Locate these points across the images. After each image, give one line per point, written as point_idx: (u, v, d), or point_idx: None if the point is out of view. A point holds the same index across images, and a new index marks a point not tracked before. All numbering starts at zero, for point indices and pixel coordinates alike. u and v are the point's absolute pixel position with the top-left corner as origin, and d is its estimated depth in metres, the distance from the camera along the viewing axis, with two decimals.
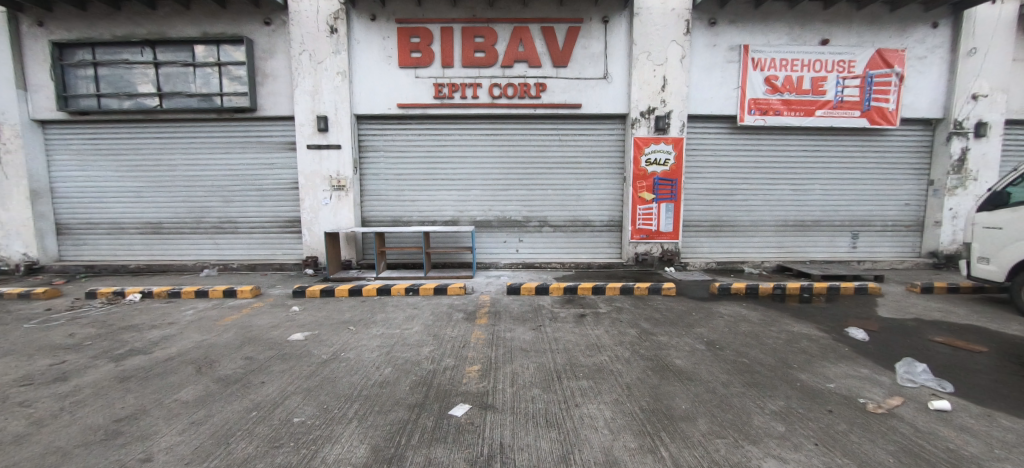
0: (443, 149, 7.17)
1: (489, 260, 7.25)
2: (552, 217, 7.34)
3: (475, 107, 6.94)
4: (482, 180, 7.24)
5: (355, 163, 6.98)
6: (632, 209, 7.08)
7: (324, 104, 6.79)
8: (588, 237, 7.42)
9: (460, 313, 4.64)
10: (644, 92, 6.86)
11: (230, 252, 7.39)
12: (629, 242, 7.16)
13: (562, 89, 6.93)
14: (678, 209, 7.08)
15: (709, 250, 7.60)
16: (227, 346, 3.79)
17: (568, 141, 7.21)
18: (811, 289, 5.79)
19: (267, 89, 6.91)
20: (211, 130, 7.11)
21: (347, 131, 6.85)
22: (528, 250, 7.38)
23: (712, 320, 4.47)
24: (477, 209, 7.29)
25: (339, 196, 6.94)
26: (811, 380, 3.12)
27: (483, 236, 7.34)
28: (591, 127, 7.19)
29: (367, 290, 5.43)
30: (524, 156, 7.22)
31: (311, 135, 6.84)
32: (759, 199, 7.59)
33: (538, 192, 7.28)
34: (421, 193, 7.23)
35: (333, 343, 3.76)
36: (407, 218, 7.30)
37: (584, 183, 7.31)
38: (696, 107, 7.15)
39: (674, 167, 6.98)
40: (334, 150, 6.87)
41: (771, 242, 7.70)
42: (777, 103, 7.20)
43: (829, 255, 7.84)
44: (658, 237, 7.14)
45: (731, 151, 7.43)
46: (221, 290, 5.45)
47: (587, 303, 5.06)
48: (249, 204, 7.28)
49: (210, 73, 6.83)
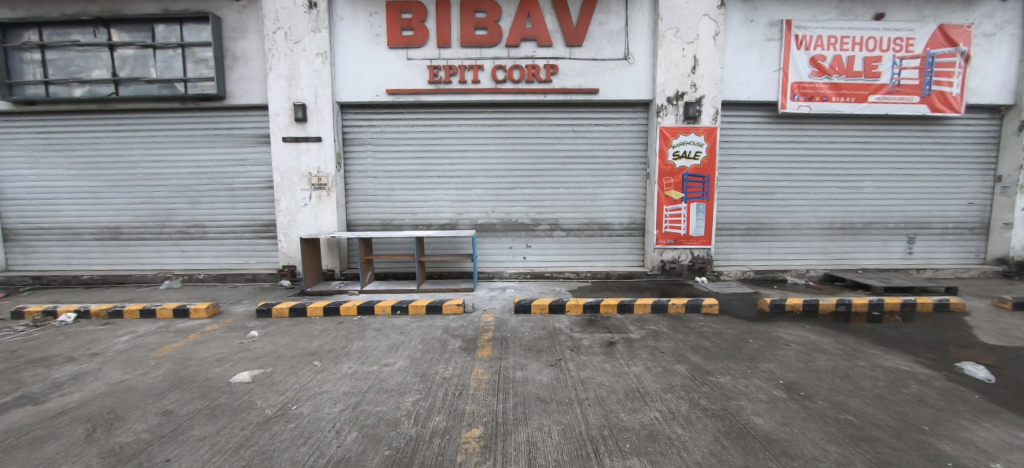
0: (440, 142, 6.26)
1: (492, 270, 6.30)
2: (563, 219, 6.40)
3: (475, 93, 6.02)
4: (484, 177, 6.32)
5: (338, 158, 6.07)
6: (657, 211, 6.12)
7: (301, 91, 5.91)
8: (605, 242, 6.47)
9: (457, 340, 3.68)
10: (669, 75, 5.94)
11: (198, 261, 6.50)
12: (654, 248, 6.20)
13: (576, 72, 6.00)
14: (711, 210, 6.12)
15: (744, 257, 6.62)
16: (148, 392, 2.85)
17: (583, 132, 6.27)
18: (882, 306, 4.79)
19: (237, 73, 6.08)
20: (177, 121, 6.31)
21: (328, 121, 5.95)
22: (537, 257, 6.44)
23: (777, 351, 3.49)
24: (479, 210, 6.36)
25: (319, 196, 6.03)
26: (963, 455, 2.08)
27: (485, 241, 6.41)
28: (608, 116, 6.26)
29: (346, 308, 4.50)
30: (532, 150, 6.30)
31: (287, 126, 5.95)
32: (801, 198, 6.63)
33: (548, 191, 6.35)
34: (415, 192, 6.31)
35: (286, 389, 2.80)
36: (399, 221, 6.37)
37: (600, 180, 6.36)
38: (731, 92, 6.20)
39: (706, 161, 6.03)
40: (313, 143, 5.97)
41: (816, 247, 6.71)
42: (824, 87, 6.30)
43: (882, 261, 6.84)
44: (687, 242, 6.18)
45: (769, 142, 6.48)
46: (171, 309, 4.55)
47: (614, 326, 4.10)
48: (218, 206, 6.40)
49: (173, 56, 6.06)
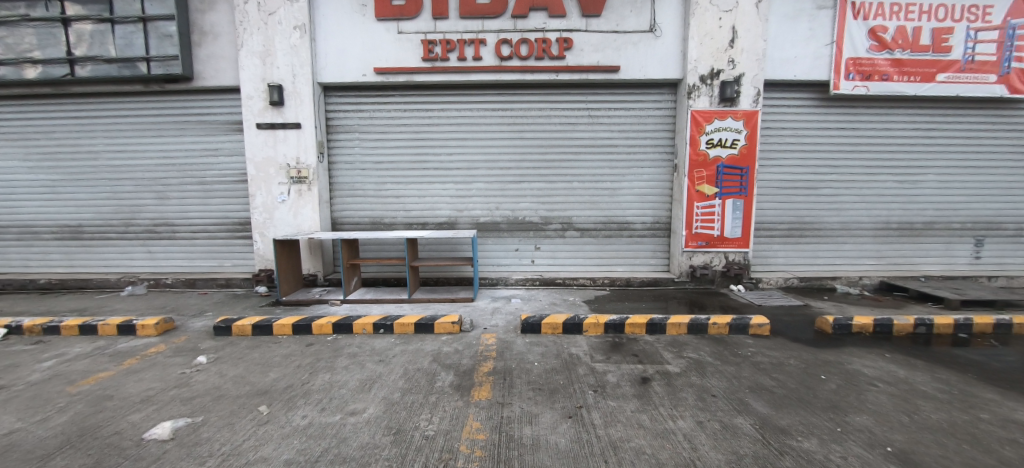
0: (436, 129, 5.47)
1: (496, 275, 5.52)
2: (577, 217, 5.59)
3: (476, 71, 5.17)
4: (487, 169, 5.52)
5: (319, 148, 5.28)
6: (688, 209, 5.26)
7: (276, 70, 5.10)
8: (624, 243, 5.65)
9: (448, 375, 2.91)
10: (704, 50, 5.04)
11: (168, 264, 5.82)
12: (682, 251, 5.36)
13: (594, 47, 5.13)
14: (750, 207, 5.26)
15: (786, 262, 5.76)
16: (29, 454, 2.10)
17: (600, 118, 5.44)
18: (971, 327, 3.90)
19: (205, 50, 5.31)
20: (142, 107, 5.59)
21: (308, 105, 5.15)
22: (547, 260, 5.65)
23: (865, 395, 2.66)
24: (480, 207, 5.57)
25: (299, 191, 5.27)
26: None
27: (487, 242, 5.62)
28: (629, 98, 5.41)
29: (319, 326, 3.76)
30: (541, 138, 5.47)
31: (262, 111, 5.16)
32: (854, 194, 5.72)
33: (560, 185, 5.54)
34: (408, 186, 5.54)
35: (210, 454, 2.04)
36: (389, 220, 5.60)
37: (620, 173, 5.52)
38: (776, 70, 5.27)
39: (744, 151, 5.16)
40: (291, 129, 5.18)
41: (868, 250, 5.82)
42: (884, 64, 5.31)
43: (945, 267, 5.92)
44: (721, 245, 5.34)
45: (819, 129, 5.56)
46: (114, 326, 3.86)
47: (646, 354, 3.30)
48: (188, 201, 5.70)
49: (133, 31, 5.26)
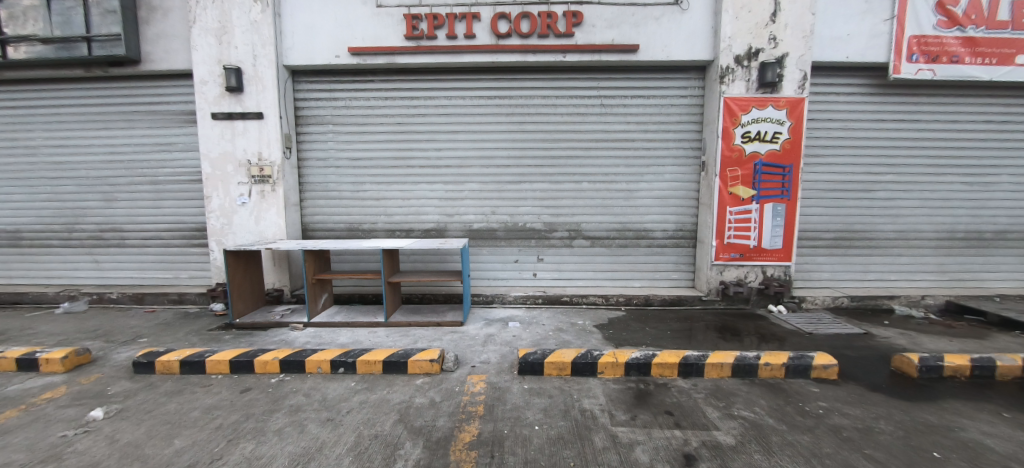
0: (422, 120, 4.69)
1: (491, 291, 4.72)
2: (587, 224, 4.78)
3: (469, 52, 4.34)
4: (481, 168, 4.73)
5: (285, 142, 4.50)
6: (719, 216, 4.40)
7: (234, 51, 4.30)
8: (641, 254, 4.83)
9: (414, 446, 2.10)
10: (740, 25, 4.13)
11: (117, 276, 5.11)
12: (711, 265, 4.52)
13: (608, 21, 4.28)
14: (792, 213, 4.39)
15: (831, 278, 4.91)
16: None
17: (614, 107, 4.62)
18: None
19: (155, 29, 4.49)
20: (86, 96, 4.87)
21: (271, 91, 4.36)
22: (551, 273, 4.86)
23: None
24: (474, 211, 4.78)
25: (261, 192, 4.51)
26: None
27: (481, 252, 4.84)
28: (649, 84, 4.58)
29: (264, 363, 3.01)
30: (545, 131, 4.67)
31: (219, 98, 4.38)
32: (914, 198, 4.83)
33: (567, 185, 4.73)
34: (390, 187, 4.76)
35: None
36: (368, 226, 4.83)
37: (637, 172, 4.69)
38: (823, 51, 4.34)
39: (787, 146, 4.29)
40: (252, 120, 4.40)
41: (928, 264, 4.95)
42: (955, 43, 4.31)
43: (1018, 284, 5.03)
44: (758, 258, 4.48)
45: (875, 121, 4.67)
46: (12, 360, 3.10)
47: (683, 410, 2.49)
48: (140, 204, 4.98)
49: (71, 7, 4.44)
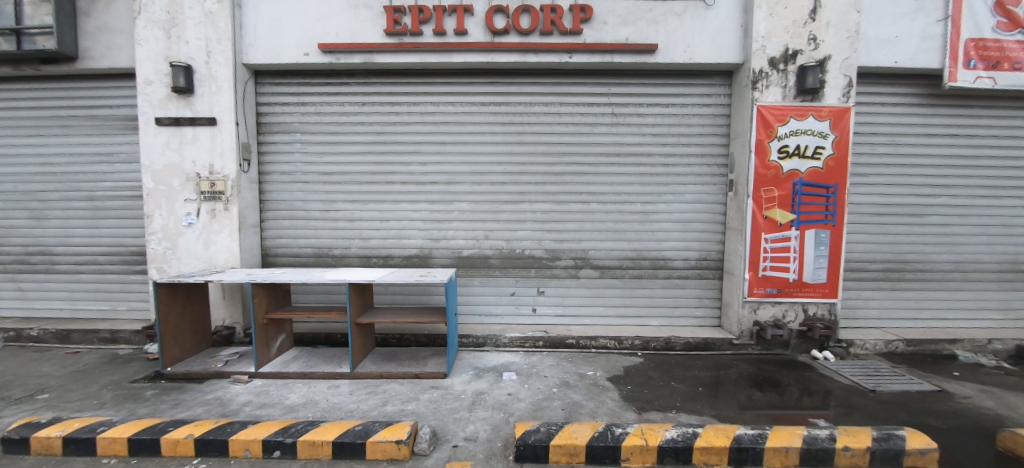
0: (404, 129, 4.04)
1: (482, 330, 3.98)
2: (595, 251, 4.10)
3: (459, 50, 3.73)
4: (473, 185, 4.07)
5: (242, 153, 3.82)
6: (753, 244, 3.72)
7: (185, 46, 3.68)
8: (659, 287, 4.14)
9: None
10: (774, 23, 3.56)
11: (43, 307, 4.34)
12: (743, 302, 3.82)
13: (621, 18, 3.70)
14: (839, 241, 3.73)
15: (878, 316, 4.22)
16: None
17: (627, 117, 4.00)
18: None
19: (97, 21, 3.87)
20: (17, 97, 4.20)
21: (226, 93, 3.71)
22: (553, 309, 4.16)
23: None
24: (463, 235, 4.09)
25: (212, 210, 3.81)
26: None
27: (471, 284, 4.13)
28: (668, 91, 3.98)
29: (175, 443, 2.23)
30: (547, 143, 4.04)
31: (165, 101, 3.73)
32: (972, 224, 4.18)
33: (572, 206, 4.07)
34: (366, 206, 4.08)
35: None
36: (340, 251, 4.12)
37: (654, 192, 4.04)
38: (869, 55, 3.76)
39: (832, 163, 3.65)
40: (203, 127, 3.74)
41: (989, 301, 4.28)
42: (1017, 47, 3.74)
43: None
44: (799, 293, 3.79)
45: (926, 135, 4.07)
46: None
47: None
48: (73, 223, 4.25)
49: None
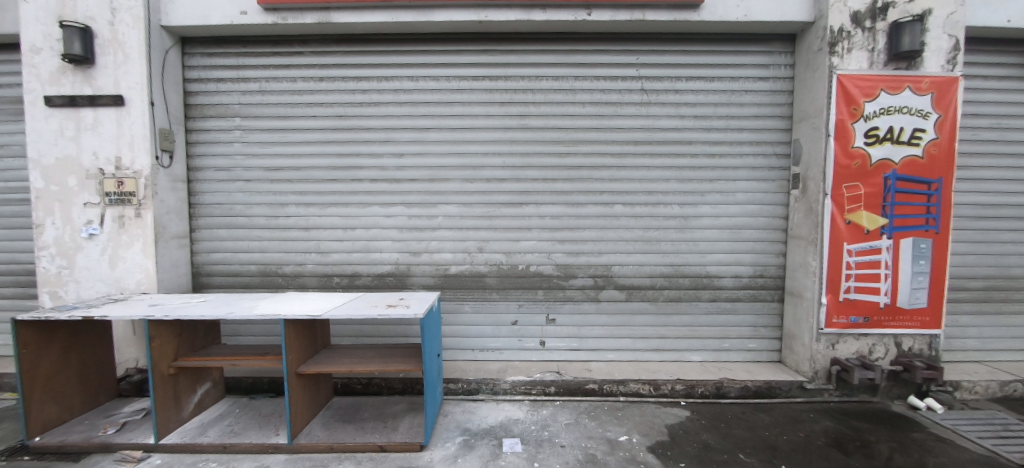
0: (373, 112, 3.15)
1: (475, 371, 3.06)
2: (620, 266, 3.21)
3: (442, 6, 2.86)
4: (462, 183, 3.17)
5: (161, 142, 2.92)
6: (831, 259, 2.83)
7: (83, 2, 2.79)
8: (701, 313, 3.24)
9: None
10: None
11: None
12: (817, 334, 2.92)
13: None
14: (944, 254, 2.82)
15: (978, 347, 3.32)
16: None
17: (660, 95, 3.12)
18: None
19: None
20: None
21: (137, 63, 2.82)
22: (567, 341, 3.26)
23: None
24: (451, 247, 3.19)
25: (119, 217, 2.89)
26: None
27: (461, 310, 3.22)
28: (712, 62, 3.11)
29: None
30: (557, 129, 3.15)
31: (57, 74, 2.83)
32: None
33: (590, 208, 3.17)
34: (325, 210, 3.18)
35: None
36: (292, 269, 3.21)
37: (696, 191, 3.16)
38: (974, 10, 2.90)
39: (936, 151, 2.76)
40: (106, 107, 2.84)
41: None
42: None
43: None
44: (892, 323, 2.87)
45: None
46: None
47: None
48: None
49: None
